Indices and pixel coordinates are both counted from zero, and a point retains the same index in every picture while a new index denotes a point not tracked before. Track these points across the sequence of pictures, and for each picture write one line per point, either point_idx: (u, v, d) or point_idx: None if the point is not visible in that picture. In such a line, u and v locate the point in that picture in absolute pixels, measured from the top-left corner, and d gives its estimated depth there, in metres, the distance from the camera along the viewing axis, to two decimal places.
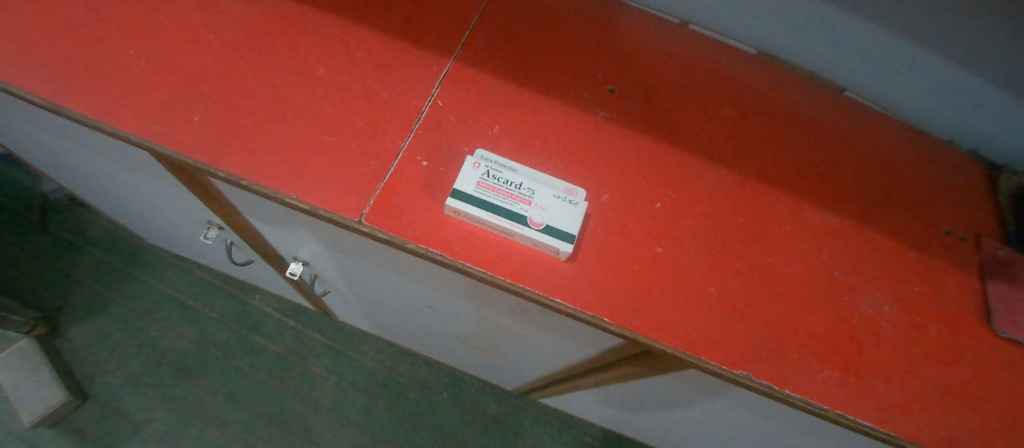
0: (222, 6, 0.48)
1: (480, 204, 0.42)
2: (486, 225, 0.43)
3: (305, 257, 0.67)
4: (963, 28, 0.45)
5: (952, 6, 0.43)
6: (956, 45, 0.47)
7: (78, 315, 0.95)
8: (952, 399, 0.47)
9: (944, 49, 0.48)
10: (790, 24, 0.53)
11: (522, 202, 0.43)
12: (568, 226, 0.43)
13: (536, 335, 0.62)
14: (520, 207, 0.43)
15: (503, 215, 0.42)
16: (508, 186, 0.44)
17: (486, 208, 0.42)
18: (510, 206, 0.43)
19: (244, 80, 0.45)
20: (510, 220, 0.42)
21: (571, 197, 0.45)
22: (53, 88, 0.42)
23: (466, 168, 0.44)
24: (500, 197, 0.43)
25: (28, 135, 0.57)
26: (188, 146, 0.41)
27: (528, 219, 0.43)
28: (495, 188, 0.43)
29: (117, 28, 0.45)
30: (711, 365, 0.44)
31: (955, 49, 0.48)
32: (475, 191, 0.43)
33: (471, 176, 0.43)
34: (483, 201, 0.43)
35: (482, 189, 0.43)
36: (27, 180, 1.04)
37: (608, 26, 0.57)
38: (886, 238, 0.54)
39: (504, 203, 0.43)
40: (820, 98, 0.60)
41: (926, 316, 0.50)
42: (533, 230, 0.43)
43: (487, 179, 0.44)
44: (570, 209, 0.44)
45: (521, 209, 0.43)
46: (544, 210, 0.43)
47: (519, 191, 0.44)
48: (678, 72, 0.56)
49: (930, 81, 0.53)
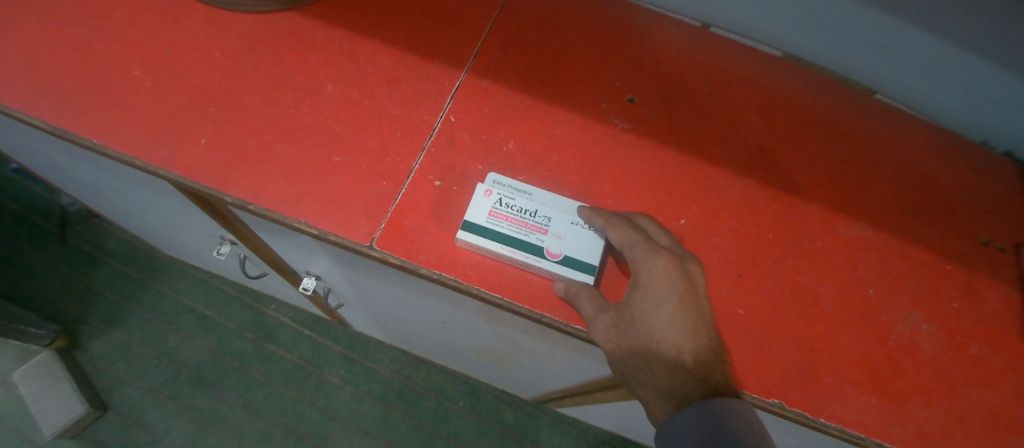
0: (227, 22, 0.46)
1: (493, 234, 0.40)
2: (500, 257, 0.41)
3: (317, 272, 0.66)
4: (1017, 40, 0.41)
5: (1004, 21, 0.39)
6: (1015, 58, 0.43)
7: (98, 327, 0.96)
8: (1000, 424, 0.43)
9: (1003, 59, 0.44)
10: (820, 28, 0.49)
11: (539, 231, 0.41)
12: (588, 256, 0.41)
13: (553, 352, 0.59)
14: (536, 237, 0.40)
15: (518, 247, 0.40)
16: (523, 214, 0.41)
17: (500, 239, 0.40)
18: (525, 236, 0.40)
19: (250, 99, 0.43)
20: (525, 252, 0.40)
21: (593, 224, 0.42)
22: (59, 114, 0.41)
23: (477, 196, 0.41)
24: (514, 225, 0.41)
25: (41, 154, 0.57)
26: (194, 170, 0.40)
27: (546, 250, 0.40)
28: (508, 216, 0.41)
29: (121, 47, 0.44)
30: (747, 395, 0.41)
31: (1008, 59, 0.43)
32: (486, 221, 0.40)
33: (481, 205, 0.41)
34: (496, 231, 0.40)
35: (493, 218, 0.41)
36: (46, 192, 1.06)
37: (624, 31, 0.54)
38: (930, 251, 0.50)
39: (518, 232, 0.40)
40: (851, 103, 0.56)
41: (972, 335, 0.46)
42: (550, 261, 0.40)
43: (499, 207, 0.41)
44: (589, 237, 0.41)
45: (536, 239, 0.40)
46: (562, 240, 0.41)
47: (535, 219, 0.41)
48: (701, 77, 0.53)
49: (982, 87, 0.48)
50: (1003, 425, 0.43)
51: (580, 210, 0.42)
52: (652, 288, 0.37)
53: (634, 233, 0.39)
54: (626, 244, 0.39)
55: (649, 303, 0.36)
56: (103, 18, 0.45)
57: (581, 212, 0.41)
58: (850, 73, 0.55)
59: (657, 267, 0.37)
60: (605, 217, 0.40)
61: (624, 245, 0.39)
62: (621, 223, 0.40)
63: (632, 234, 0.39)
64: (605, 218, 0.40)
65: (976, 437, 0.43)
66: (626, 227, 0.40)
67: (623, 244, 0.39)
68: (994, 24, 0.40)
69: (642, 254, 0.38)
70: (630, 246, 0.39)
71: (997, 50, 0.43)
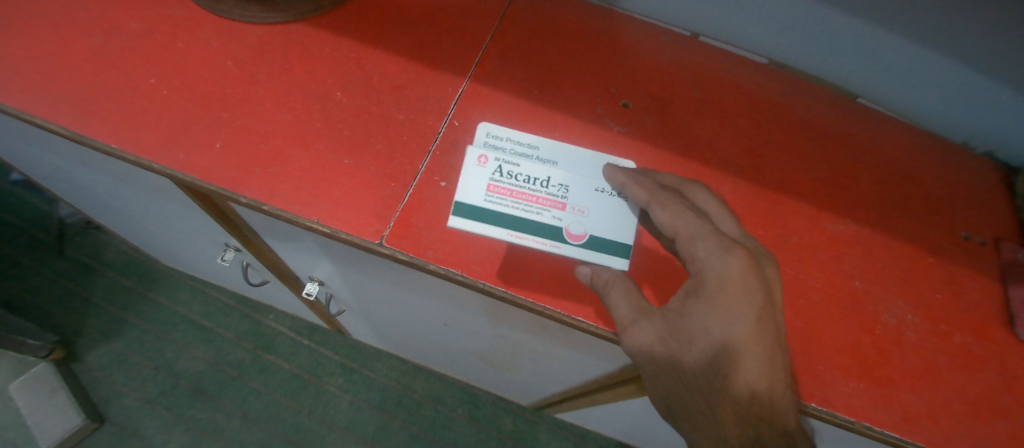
0: (239, 33, 0.48)
1: (504, 218, 0.41)
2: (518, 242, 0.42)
3: (320, 277, 0.67)
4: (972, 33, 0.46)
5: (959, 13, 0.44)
6: (974, 52, 0.48)
7: (96, 338, 0.96)
8: (984, 408, 0.45)
9: (964, 49, 0.48)
10: (798, 34, 0.54)
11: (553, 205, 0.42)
12: (607, 228, 0.42)
13: (553, 352, 0.61)
14: (554, 215, 0.42)
15: (535, 230, 0.42)
16: (530, 187, 0.42)
17: (513, 225, 0.41)
18: (541, 215, 0.42)
19: (261, 106, 0.45)
20: (546, 234, 0.42)
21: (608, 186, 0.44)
22: (78, 121, 0.42)
23: (473, 166, 0.42)
24: (522, 203, 0.42)
25: (51, 163, 0.58)
26: (209, 173, 0.41)
27: (568, 233, 0.42)
28: (507, 186, 0.42)
29: (136, 57, 0.45)
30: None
31: (966, 54, 0.48)
32: (486, 197, 0.41)
33: (475, 178, 0.41)
34: (506, 214, 0.41)
35: (492, 192, 0.42)
36: (44, 204, 1.06)
37: (617, 40, 0.57)
38: (912, 246, 0.52)
39: (533, 212, 0.42)
40: (834, 107, 0.59)
41: (955, 324, 0.48)
42: (574, 245, 0.42)
43: (499, 179, 0.42)
44: (604, 203, 0.43)
45: (554, 217, 0.42)
46: (582, 214, 0.42)
47: (548, 193, 0.42)
48: (691, 83, 0.56)
49: (950, 84, 0.53)
50: (987, 409, 0.45)
51: (626, 183, 0.42)
52: (716, 287, 0.35)
53: (702, 225, 0.37)
54: (690, 235, 0.37)
55: (728, 305, 0.34)
56: (118, 29, 0.47)
57: (627, 185, 0.42)
58: (830, 77, 0.59)
59: (736, 266, 0.35)
60: (661, 197, 0.40)
61: (688, 234, 0.37)
62: (686, 211, 0.38)
63: (698, 224, 0.37)
64: (662, 199, 0.39)
65: (961, 421, 0.44)
66: (691, 215, 0.38)
67: (687, 233, 0.37)
68: (954, 13, 0.44)
69: (711, 249, 0.36)
70: (695, 238, 0.37)
71: (954, 47, 0.48)
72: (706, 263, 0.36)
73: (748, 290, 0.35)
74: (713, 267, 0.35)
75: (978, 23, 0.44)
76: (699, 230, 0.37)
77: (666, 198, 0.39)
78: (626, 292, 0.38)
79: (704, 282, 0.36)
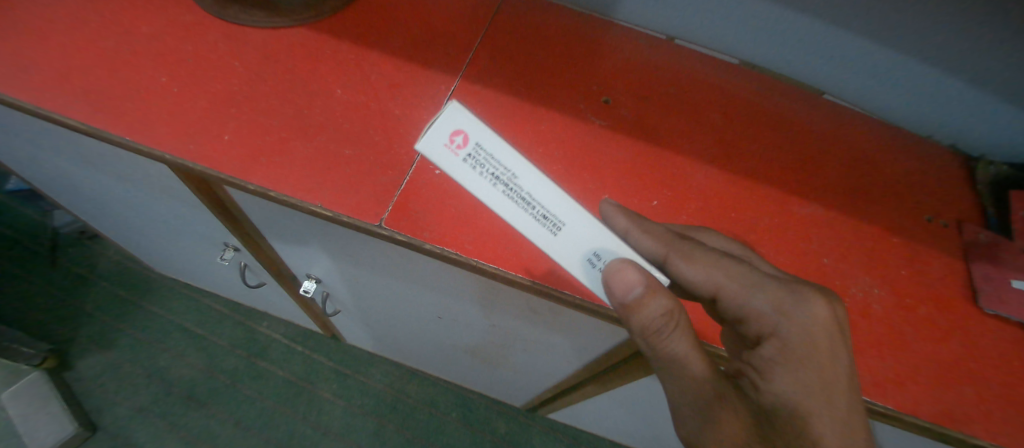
0: (245, 36, 0.51)
1: (521, 153, 0.33)
2: (538, 187, 0.32)
3: (317, 275, 0.69)
4: (915, 24, 0.51)
5: (900, 7, 0.49)
6: (920, 42, 0.53)
7: (89, 348, 0.95)
8: (948, 373, 0.48)
9: (901, 39, 0.53)
10: (765, 34, 0.59)
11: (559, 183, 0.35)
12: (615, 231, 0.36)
13: (544, 340, 0.63)
14: (566, 191, 0.34)
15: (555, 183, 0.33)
16: None
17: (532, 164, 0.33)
18: (555, 182, 0.34)
19: (267, 101, 0.47)
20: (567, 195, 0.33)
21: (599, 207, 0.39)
22: (93, 115, 0.44)
23: None
24: (533, 159, 0.35)
25: (57, 164, 0.60)
26: (217, 162, 0.44)
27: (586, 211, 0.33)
28: None
29: (147, 58, 0.48)
30: (711, 346, 0.45)
31: (913, 44, 0.53)
32: (498, 128, 0.34)
33: None
34: (519, 149, 0.34)
35: (501, 130, 0.35)
36: (38, 215, 1.06)
37: (598, 44, 0.61)
38: (877, 227, 0.56)
39: (548, 173, 0.35)
40: (801, 102, 0.63)
41: (919, 298, 0.52)
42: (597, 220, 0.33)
43: None
44: None
45: (565, 193, 0.34)
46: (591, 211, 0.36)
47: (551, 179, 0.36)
48: (666, 81, 0.60)
49: (902, 77, 0.58)
50: (952, 376, 0.48)
51: (630, 229, 0.39)
52: (798, 338, 0.34)
53: (748, 272, 0.36)
54: (741, 286, 0.36)
55: (822, 348, 0.34)
56: (130, 33, 0.49)
57: (631, 230, 0.39)
58: (793, 74, 0.63)
59: (817, 308, 0.35)
60: (681, 248, 0.38)
61: (736, 289, 0.36)
62: (722, 261, 0.37)
63: (742, 273, 0.36)
64: (684, 250, 0.38)
65: (926, 385, 0.47)
66: (730, 265, 0.37)
67: (734, 285, 0.36)
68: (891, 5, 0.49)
69: (772, 296, 0.35)
70: (750, 290, 0.36)
71: (904, 38, 0.53)
72: (774, 313, 0.35)
73: (833, 331, 0.34)
74: (785, 315, 0.35)
75: (913, 13, 0.49)
76: (750, 278, 0.36)
77: (692, 251, 0.38)
78: (694, 348, 0.36)
79: (780, 334, 0.35)
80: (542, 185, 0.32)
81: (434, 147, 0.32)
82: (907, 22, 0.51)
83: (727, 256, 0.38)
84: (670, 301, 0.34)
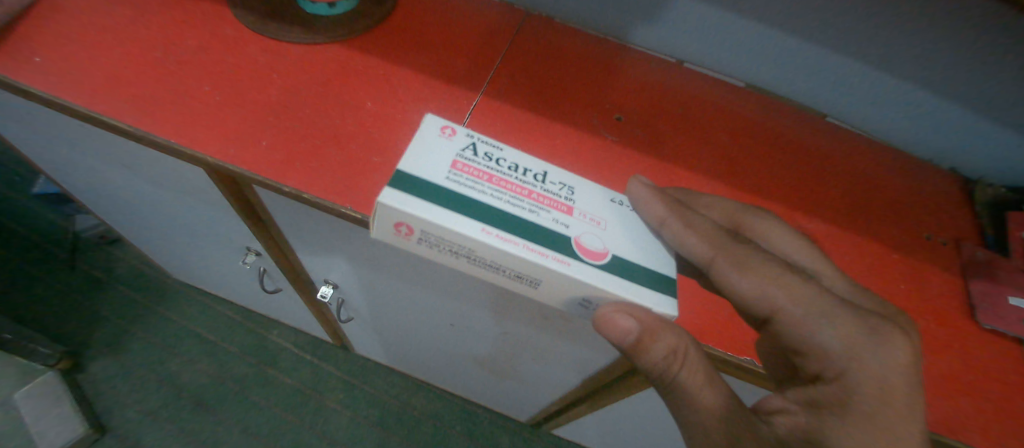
0: (282, 51, 0.55)
1: (476, 210, 0.33)
2: (491, 252, 0.33)
3: (335, 281, 0.71)
4: (909, 49, 0.54)
5: (894, 33, 0.53)
6: (915, 66, 0.56)
7: (102, 350, 0.96)
8: (954, 386, 0.49)
9: (897, 63, 0.56)
10: (769, 58, 0.62)
11: (546, 207, 0.35)
12: (630, 248, 0.37)
13: (554, 348, 0.64)
14: (557, 216, 0.35)
15: (522, 232, 0.33)
16: (513, 172, 0.36)
17: (489, 220, 0.33)
18: (539, 212, 0.35)
19: (301, 111, 0.50)
20: (547, 230, 0.34)
21: (617, 198, 0.40)
22: (140, 119, 0.47)
23: (437, 138, 0.36)
24: (501, 193, 0.35)
25: (95, 168, 0.63)
26: (255, 165, 0.46)
27: (579, 245, 0.35)
28: (476, 168, 0.35)
29: (192, 69, 0.51)
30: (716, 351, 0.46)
31: (905, 68, 0.57)
32: (448, 175, 0.34)
33: (439, 152, 0.35)
34: (475, 201, 0.34)
35: (456, 170, 0.35)
36: (60, 220, 1.09)
37: (611, 66, 0.65)
38: (878, 243, 0.58)
39: (521, 208, 0.34)
40: (805, 123, 0.66)
41: (921, 313, 0.53)
42: (591, 265, 0.34)
43: (465, 156, 0.36)
44: (626, 215, 0.39)
45: (558, 218, 0.35)
46: (601, 226, 0.37)
47: (549, 191, 0.37)
48: (675, 102, 0.63)
49: (898, 99, 0.61)
50: (958, 389, 0.48)
51: (668, 218, 0.39)
52: (865, 380, 0.33)
53: (817, 298, 0.35)
54: (806, 314, 0.34)
55: (891, 394, 0.33)
56: (176, 46, 0.53)
57: (669, 220, 0.38)
58: (796, 97, 0.67)
59: (887, 349, 0.33)
60: (736, 258, 0.37)
61: (798, 315, 0.34)
62: (784, 277, 0.35)
63: (807, 297, 0.35)
64: (739, 260, 0.37)
65: (932, 398, 0.48)
66: (794, 285, 0.35)
67: (797, 311, 0.35)
68: (885, 31, 0.53)
69: (841, 331, 0.34)
70: (814, 319, 0.34)
71: (899, 62, 0.56)
72: (841, 349, 0.33)
73: (905, 383, 0.33)
74: (854, 356, 0.33)
75: (905, 38, 0.53)
76: (820, 306, 0.34)
77: (748, 259, 0.37)
78: (710, 381, 0.36)
79: (846, 374, 0.33)
80: (484, 248, 0.33)
81: (386, 235, 0.35)
82: (901, 46, 0.54)
83: (793, 272, 0.36)
84: (676, 340, 0.35)
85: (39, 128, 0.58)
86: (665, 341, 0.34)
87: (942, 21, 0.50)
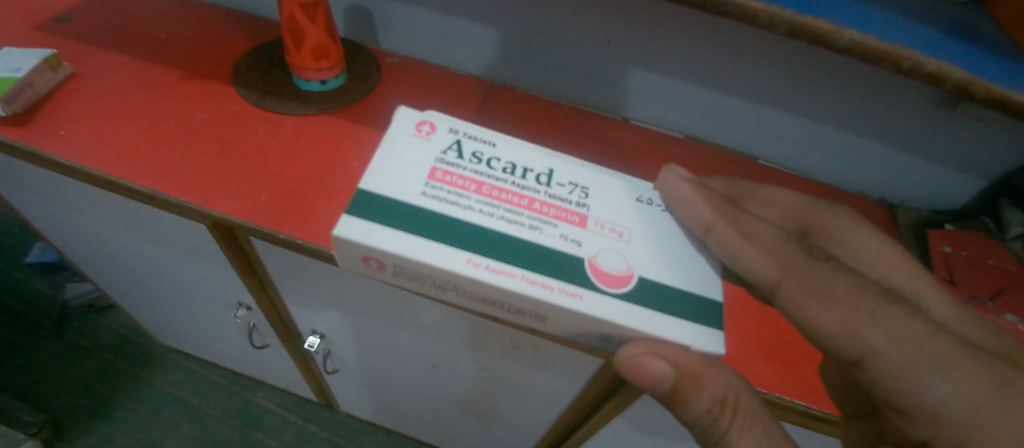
0: (281, 121, 0.63)
1: (458, 237, 0.38)
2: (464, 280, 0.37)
3: (322, 331, 0.75)
4: (805, 94, 0.66)
5: (787, 84, 0.65)
6: (812, 108, 0.68)
7: (83, 419, 0.95)
8: None
9: (798, 107, 0.68)
10: (699, 110, 0.74)
11: (556, 222, 0.40)
12: (652, 259, 0.40)
13: (532, 382, 0.67)
14: (557, 225, 0.40)
15: (507, 256, 0.38)
16: (507, 172, 0.42)
17: (474, 249, 0.37)
18: (543, 226, 0.39)
19: (296, 170, 0.58)
20: (556, 250, 0.38)
21: (645, 196, 0.44)
22: (153, 180, 0.54)
23: (416, 140, 0.42)
24: (486, 201, 0.40)
25: (103, 232, 0.69)
26: (254, 217, 0.52)
27: (592, 264, 0.38)
28: (458, 175, 0.41)
29: (201, 138, 0.59)
30: None
31: (805, 111, 0.68)
32: (423, 189, 0.39)
33: (422, 163, 0.41)
34: (459, 222, 0.38)
35: (434, 179, 0.40)
36: (48, 288, 1.11)
37: (568, 123, 0.75)
38: None
39: (522, 228, 0.39)
40: (740, 162, 0.76)
41: None
42: (614, 295, 0.38)
43: (443, 163, 0.41)
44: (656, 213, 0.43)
45: (555, 227, 0.40)
46: (623, 237, 0.41)
47: (553, 192, 0.42)
48: (625, 151, 0.72)
49: (808, 139, 0.72)
50: None
51: (716, 225, 0.41)
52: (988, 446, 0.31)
53: (928, 345, 0.33)
54: (911, 363, 0.33)
55: None
56: (188, 120, 0.61)
57: (717, 228, 0.41)
58: (728, 142, 0.77)
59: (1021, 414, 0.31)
60: (815, 286, 0.36)
61: (905, 363, 0.33)
62: (880, 311, 0.34)
63: (916, 341, 0.33)
64: (819, 290, 0.36)
65: None
66: (894, 325, 0.33)
67: (904, 359, 0.33)
68: (780, 81, 0.65)
69: (958, 386, 0.32)
70: (925, 369, 0.32)
71: (800, 107, 0.68)
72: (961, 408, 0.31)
73: None
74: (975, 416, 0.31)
75: (797, 86, 0.65)
76: (933, 352, 0.33)
77: (830, 284, 0.36)
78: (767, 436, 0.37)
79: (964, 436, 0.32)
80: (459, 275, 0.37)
81: (358, 266, 0.41)
82: (797, 93, 0.66)
83: (890, 302, 0.34)
84: (717, 387, 0.37)
85: (57, 197, 0.64)
86: (712, 388, 0.36)
87: (821, 73, 0.63)
